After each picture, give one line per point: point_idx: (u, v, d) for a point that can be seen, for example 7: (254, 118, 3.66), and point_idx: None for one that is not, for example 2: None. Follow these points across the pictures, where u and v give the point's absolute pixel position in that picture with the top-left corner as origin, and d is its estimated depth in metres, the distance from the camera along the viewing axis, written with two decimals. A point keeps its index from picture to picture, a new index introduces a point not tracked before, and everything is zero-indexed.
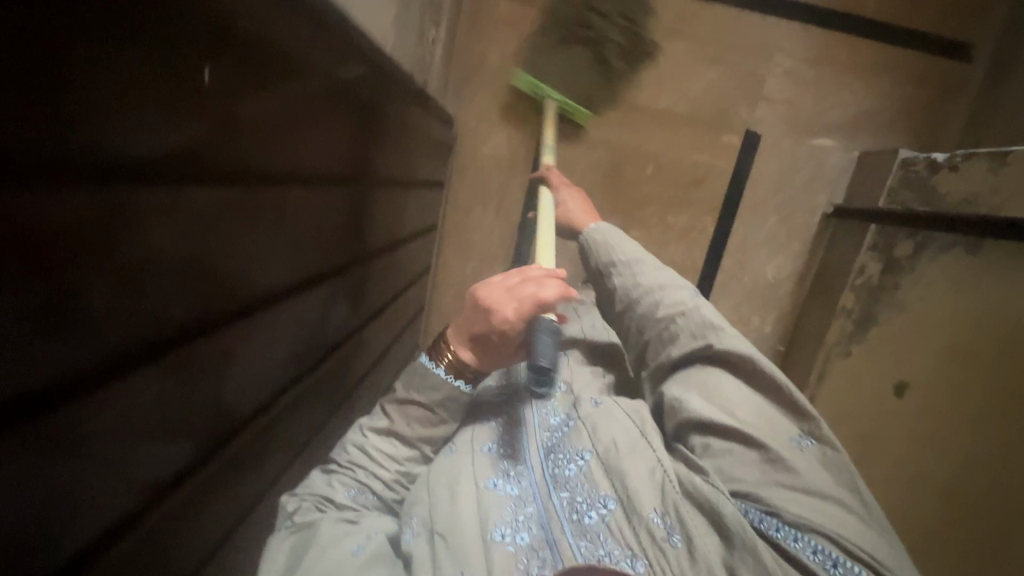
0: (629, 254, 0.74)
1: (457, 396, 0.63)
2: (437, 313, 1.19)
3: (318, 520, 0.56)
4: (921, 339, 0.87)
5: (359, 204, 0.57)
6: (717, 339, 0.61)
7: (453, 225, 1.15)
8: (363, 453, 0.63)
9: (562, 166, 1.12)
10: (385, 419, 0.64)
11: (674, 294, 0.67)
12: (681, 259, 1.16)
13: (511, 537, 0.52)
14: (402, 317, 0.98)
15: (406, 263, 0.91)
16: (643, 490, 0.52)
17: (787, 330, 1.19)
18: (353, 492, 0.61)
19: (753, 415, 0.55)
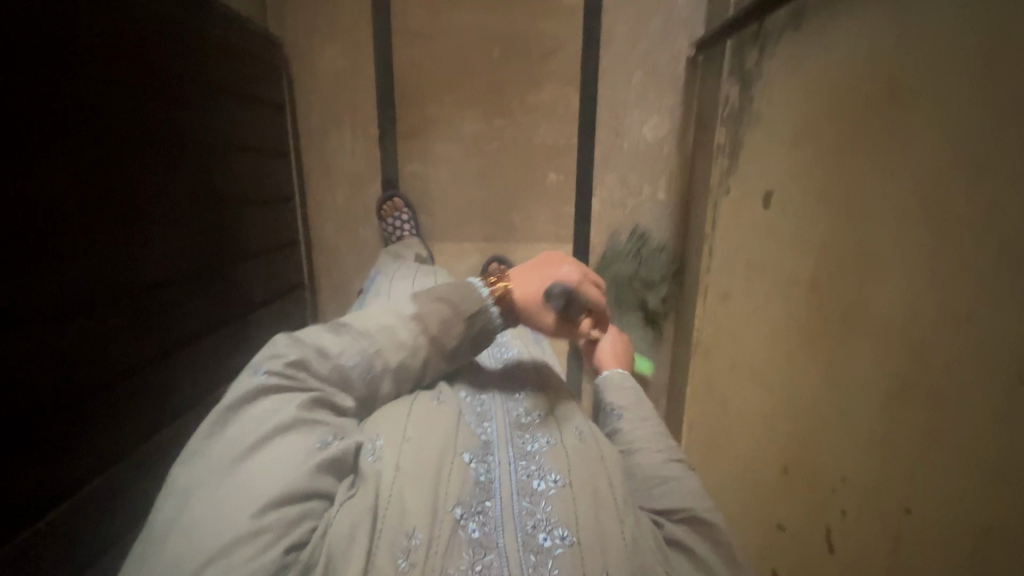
0: (630, 398, 0.67)
1: (489, 322, 0.62)
2: (323, 248, 1.16)
3: (297, 389, 0.53)
4: (776, 141, 0.81)
5: (129, 69, 0.61)
6: (704, 510, 0.54)
7: (316, 154, 1.11)
8: (386, 327, 0.60)
9: (408, 68, 1.08)
10: (415, 307, 0.61)
11: (662, 458, 0.59)
12: (553, 138, 1.11)
13: (466, 520, 0.49)
14: (263, 240, 0.96)
15: (256, 177, 0.93)
16: (609, 543, 0.49)
17: (682, 192, 1.14)
18: (355, 359, 0.58)
19: (723, 565, 0.51)
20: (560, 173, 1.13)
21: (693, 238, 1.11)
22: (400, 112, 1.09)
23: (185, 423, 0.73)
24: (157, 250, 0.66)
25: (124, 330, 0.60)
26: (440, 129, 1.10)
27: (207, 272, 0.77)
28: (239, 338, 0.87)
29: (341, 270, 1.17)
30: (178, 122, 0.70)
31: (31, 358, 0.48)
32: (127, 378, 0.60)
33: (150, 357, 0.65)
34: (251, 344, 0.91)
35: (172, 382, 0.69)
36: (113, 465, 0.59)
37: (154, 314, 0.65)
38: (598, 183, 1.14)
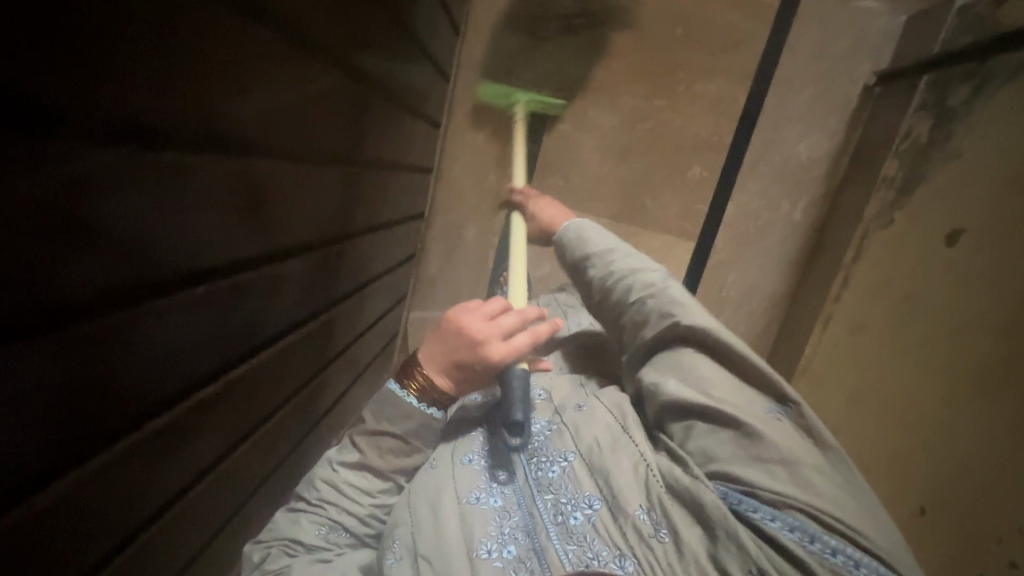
0: (598, 245, 0.75)
1: (433, 423, 0.65)
2: (446, 186, 1.13)
3: (290, 565, 0.60)
4: (975, 180, 0.80)
5: None
6: (681, 312, 0.63)
7: (468, 88, 1.09)
8: (332, 487, 0.64)
9: (586, 26, 1.06)
10: (358, 455, 0.65)
11: (642, 275, 0.69)
12: (706, 133, 1.10)
13: (498, 552, 0.56)
14: (405, 155, 0.93)
15: (413, 86, 0.87)
16: (629, 489, 0.56)
17: (818, 218, 1.12)
18: (322, 531, 0.63)
19: (728, 392, 0.57)
20: (703, 169, 1.11)
21: (820, 265, 1.09)
22: (564, 68, 1.07)
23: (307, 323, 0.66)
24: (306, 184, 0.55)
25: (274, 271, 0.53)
26: (599, 95, 1.08)
27: (351, 172, 0.67)
28: (370, 245, 0.86)
29: (458, 213, 1.14)
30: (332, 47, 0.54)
31: (185, 320, 0.40)
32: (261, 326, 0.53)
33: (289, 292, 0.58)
34: (377, 256, 0.91)
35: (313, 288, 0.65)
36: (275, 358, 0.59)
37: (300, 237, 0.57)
38: (738, 188, 1.12)
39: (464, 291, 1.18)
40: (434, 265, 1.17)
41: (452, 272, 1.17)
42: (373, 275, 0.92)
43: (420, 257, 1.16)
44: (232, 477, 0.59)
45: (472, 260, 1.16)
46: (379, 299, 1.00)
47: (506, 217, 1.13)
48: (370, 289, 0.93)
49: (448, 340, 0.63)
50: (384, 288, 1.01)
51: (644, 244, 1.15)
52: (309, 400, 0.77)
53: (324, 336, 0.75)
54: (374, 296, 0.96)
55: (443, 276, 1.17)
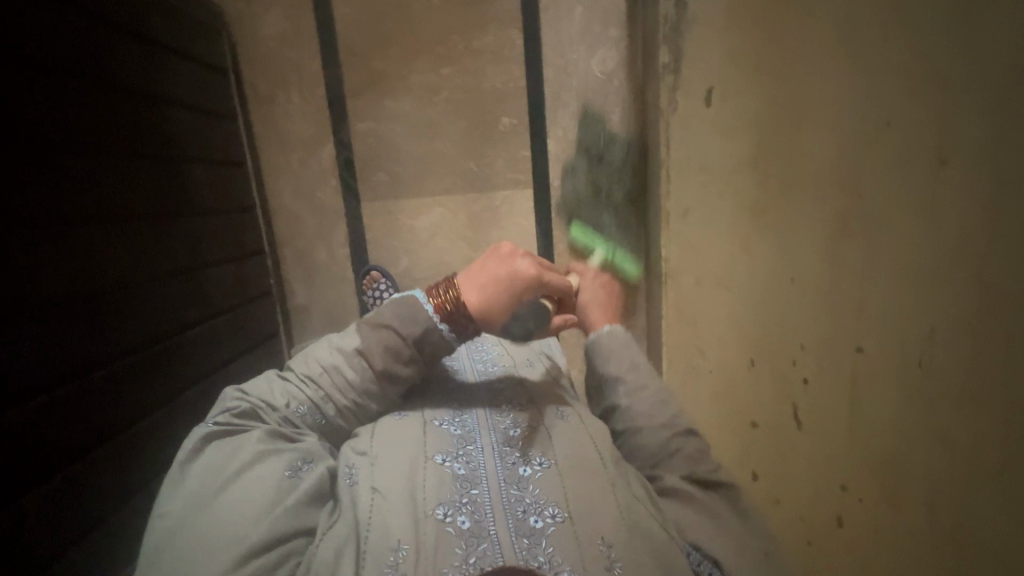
0: (635, 380, 0.75)
1: (440, 340, 0.68)
2: (283, 216, 1.15)
3: (252, 431, 0.61)
4: (712, 37, 0.81)
5: (137, 105, 0.78)
6: (705, 469, 0.67)
7: (266, 119, 1.11)
8: (330, 367, 0.67)
9: (351, 24, 1.09)
10: (356, 341, 0.67)
11: (669, 445, 0.69)
12: (502, 83, 1.11)
13: (452, 517, 0.55)
14: (218, 198, 0.98)
15: (201, 137, 0.94)
16: (598, 515, 0.58)
17: (637, 126, 1.13)
18: (300, 407, 0.66)
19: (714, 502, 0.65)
20: (512, 119, 1.13)
21: (652, 169, 1.10)
22: (346, 71, 1.10)
23: (186, 351, 0.86)
24: (47, 262, 0.61)
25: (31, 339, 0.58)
26: (388, 82, 1.10)
27: (149, 233, 0.78)
28: (206, 291, 0.92)
29: (304, 238, 1.16)
30: (37, 157, 0.61)
31: (39, 340, 0.59)
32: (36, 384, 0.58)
33: (71, 347, 0.63)
34: (221, 301, 0.96)
35: (114, 339, 0.70)
36: (78, 414, 0.64)
37: (59, 300, 0.62)
38: (552, 124, 1.13)
39: (337, 310, 1.19)
40: (302, 294, 1.18)
41: (320, 296, 1.19)
42: (223, 313, 0.97)
43: (283, 291, 1.18)
44: (80, 489, 0.64)
45: (334, 278, 1.18)
46: (242, 332, 1.03)
47: (348, 227, 1.15)
48: (226, 325, 0.98)
49: (494, 262, 0.71)
50: (246, 325, 1.04)
51: (486, 206, 1.16)
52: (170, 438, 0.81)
53: (164, 378, 0.80)
54: (232, 330, 0.99)
55: (313, 302, 1.19)
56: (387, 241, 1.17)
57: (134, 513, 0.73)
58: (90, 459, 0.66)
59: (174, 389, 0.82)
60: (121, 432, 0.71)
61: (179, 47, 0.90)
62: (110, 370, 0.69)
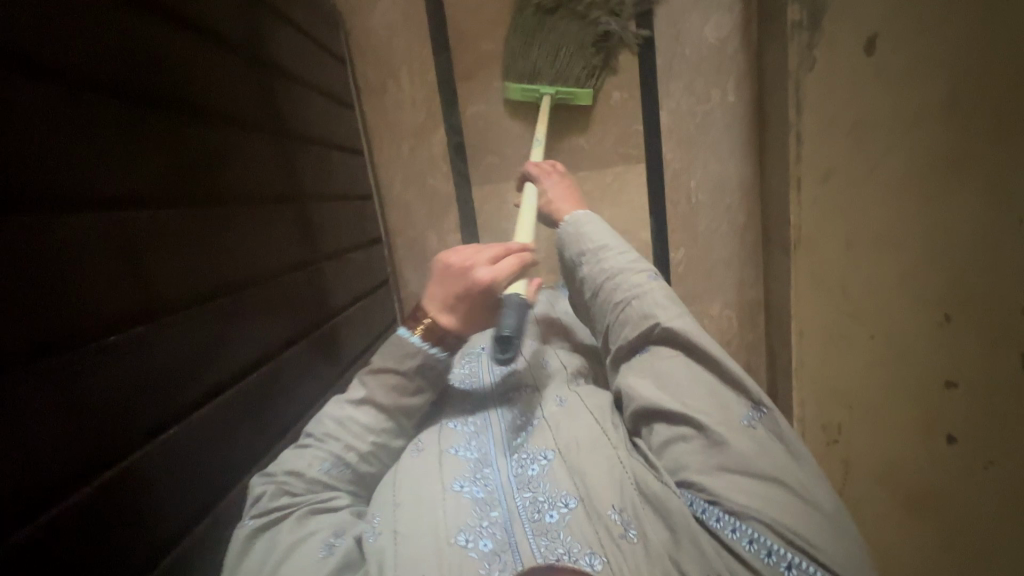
0: (596, 241, 0.74)
1: (434, 361, 0.70)
2: (395, 205, 1.15)
3: (285, 513, 0.58)
4: None
5: (268, 98, 0.78)
6: (667, 316, 0.65)
7: (378, 109, 1.12)
8: (342, 424, 0.66)
9: (460, 7, 1.09)
10: (363, 390, 0.69)
11: (632, 278, 0.69)
12: (613, 58, 1.10)
13: (474, 542, 0.55)
14: (336, 187, 0.97)
15: (303, 117, 0.89)
16: (601, 490, 0.57)
17: (752, 91, 1.10)
18: (325, 467, 0.63)
19: (697, 397, 0.58)
20: (623, 92, 1.11)
21: (773, 134, 1.06)
22: (456, 53, 1.10)
23: (324, 342, 0.84)
24: (164, 244, 0.52)
25: (162, 337, 0.51)
26: (499, 63, 1.10)
27: (284, 223, 0.77)
28: (333, 281, 0.90)
29: (416, 226, 1.16)
30: (196, 148, 0.59)
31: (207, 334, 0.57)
32: (202, 372, 0.56)
33: (196, 344, 0.55)
34: (336, 297, 0.91)
35: (252, 328, 0.66)
36: (239, 413, 0.62)
37: (180, 295, 0.54)
38: (663, 95, 1.11)
39: None
40: (415, 283, 1.19)
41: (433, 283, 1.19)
42: (339, 310, 0.91)
43: (397, 281, 1.18)
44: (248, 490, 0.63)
45: None
46: (359, 334, 0.98)
47: (459, 211, 1.15)
48: (343, 324, 0.92)
49: (454, 283, 0.69)
50: (360, 325, 1.00)
51: (597, 183, 1.15)
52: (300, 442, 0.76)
53: (291, 378, 0.74)
54: (354, 329, 0.96)
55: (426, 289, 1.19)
56: (498, 224, 1.16)
57: None
58: (251, 460, 0.64)
59: (301, 389, 0.77)
60: (248, 443, 0.64)
61: (298, 43, 0.90)
62: (234, 377, 0.62)
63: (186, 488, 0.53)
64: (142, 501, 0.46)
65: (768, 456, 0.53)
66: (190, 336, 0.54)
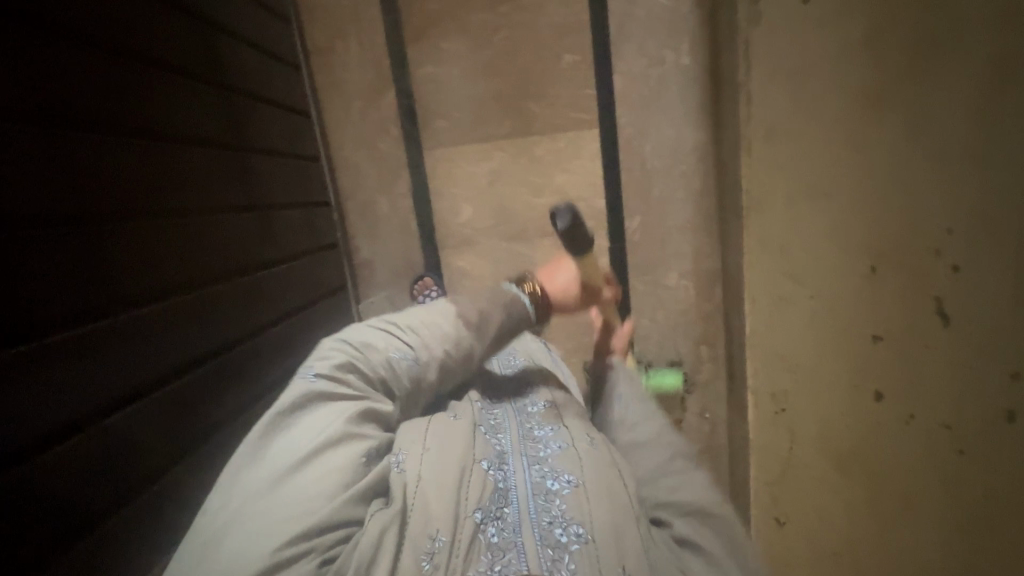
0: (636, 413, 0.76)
1: (522, 314, 0.78)
2: (344, 169, 1.14)
3: (342, 395, 0.61)
4: None
5: (209, 49, 0.80)
6: (710, 504, 0.61)
7: (325, 70, 1.11)
8: (431, 326, 0.71)
9: None
10: (452, 305, 0.74)
11: (648, 437, 0.72)
12: (563, 18, 1.08)
13: (485, 525, 0.55)
14: (281, 145, 0.98)
15: (253, 72, 0.91)
16: (619, 537, 0.54)
17: (706, 53, 1.07)
18: (396, 355, 0.68)
19: (719, 540, 0.58)
20: (575, 54, 1.09)
21: (726, 97, 1.04)
22: (404, 13, 1.09)
23: (257, 297, 0.84)
24: (84, 150, 0.56)
25: (73, 233, 0.54)
26: (447, 23, 1.08)
27: (214, 170, 0.78)
28: (274, 237, 0.91)
29: (366, 191, 1.15)
30: (112, 81, 0.61)
31: (115, 257, 0.59)
32: (111, 296, 0.58)
33: (113, 253, 0.58)
34: (282, 245, 0.93)
35: (169, 263, 0.67)
36: (154, 342, 0.63)
37: (96, 204, 0.57)
38: (616, 58, 1.09)
39: (402, 265, 1.18)
40: (366, 249, 1.18)
41: (385, 251, 1.18)
42: (286, 258, 0.94)
43: (347, 247, 1.18)
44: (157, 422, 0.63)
45: (397, 232, 1.17)
46: (298, 295, 0.97)
47: (410, 176, 1.14)
48: (288, 274, 0.94)
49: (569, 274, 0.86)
50: (307, 281, 1.01)
51: (550, 150, 1.13)
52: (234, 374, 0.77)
53: (229, 309, 0.77)
54: (295, 290, 0.96)
55: (378, 257, 1.18)
56: (449, 189, 1.15)
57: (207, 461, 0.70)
58: (165, 392, 0.64)
59: (241, 323, 0.80)
60: (179, 360, 0.67)
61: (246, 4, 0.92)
62: (160, 295, 0.65)
63: (109, 385, 0.56)
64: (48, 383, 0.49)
65: None
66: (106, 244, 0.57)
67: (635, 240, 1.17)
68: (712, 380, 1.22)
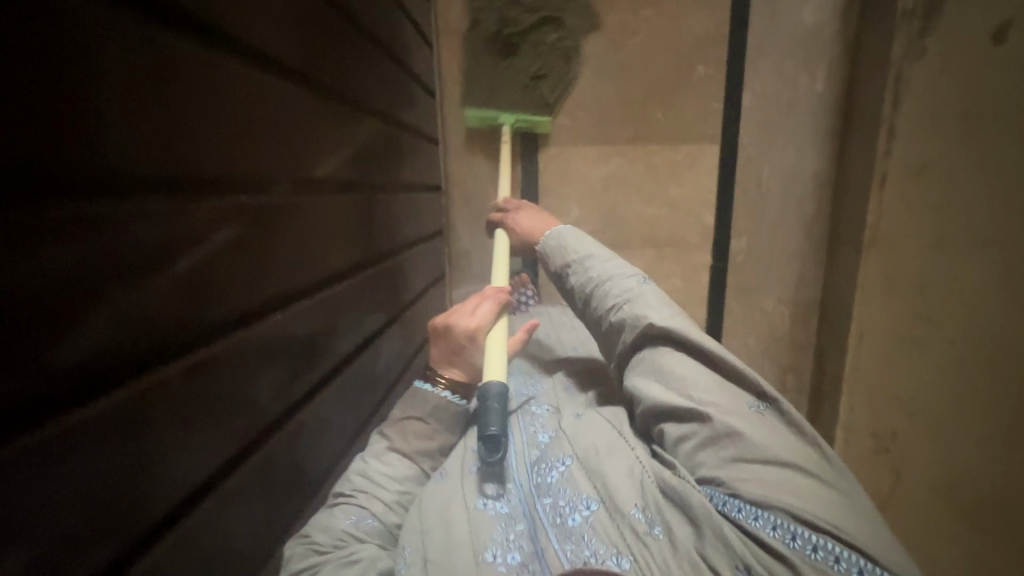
0: (579, 251, 0.75)
1: (455, 408, 0.68)
2: (456, 155, 1.13)
3: (317, 571, 0.49)
4: None
5: None
6: (655, 314, 0.64)
7: (453, 53, 1.09)
8: (365, 470, 0.61)
9: None
10: (384, 439, 0.65)
11: (619, 282, 0.70)
12: (703, 29, 1.06)
13: (502, 556, 0.51)
14: (400, 112, 0.88)
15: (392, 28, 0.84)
16: (622, 487, 0.53)
17: (844, 83, 1.06)
18: (354, 519, 0.56)
19: (709, 391, 0.56)
20: (710, 67, 1.07)
21: (860, 128, 1.02)
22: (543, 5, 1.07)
23: (379, 282, 0.76)
24: (248, 92, 0.45)
25: (235, 260, 0.43)
26: (584, 20, 1.07)
27: (350, 133, 0.67)
28: (390, 217, 0.82)
29: (475, 179, 1.14)
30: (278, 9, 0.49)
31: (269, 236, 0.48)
32: (265, 285, 0.47)
33: (258, 294, 0.46)
34: (394, 238, 0.83)
35: (312, 243, 0.56)
36: (298, 343, 0.52)
37: (255, 166, 0.46)
38: (750, 76, 1.07)
39: None
40: (466, 239, 1.16)
41: (484, 243, 1.16)
42: (397, 254, 0.85)
43: (447, 234, 1.16)
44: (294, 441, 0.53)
45: None
46: (421, 273, 0.98)
47: (523, 170, 1.12)
48: (400, 271, 0.86)
49: (443, 345, 0.72)
50: (415, 276, 0.95)
51: (667, 160, 1.11)
52: (354, 393, 0.68)
53: (354, 321, 0.66)
54: (415, 270, 0.95)
55: (477, 249, 1.16)
56: (560, 188, 1.13)
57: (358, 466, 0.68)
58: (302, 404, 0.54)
59: (364, 334, 0.69)
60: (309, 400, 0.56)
61: None
62: (320, 294, 0.57)
63: (248, 437, 0.45)
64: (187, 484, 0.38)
65: (808, 462, 0.50)
66: (253, 284, 0.45)
67: (738, 261, 1.16)
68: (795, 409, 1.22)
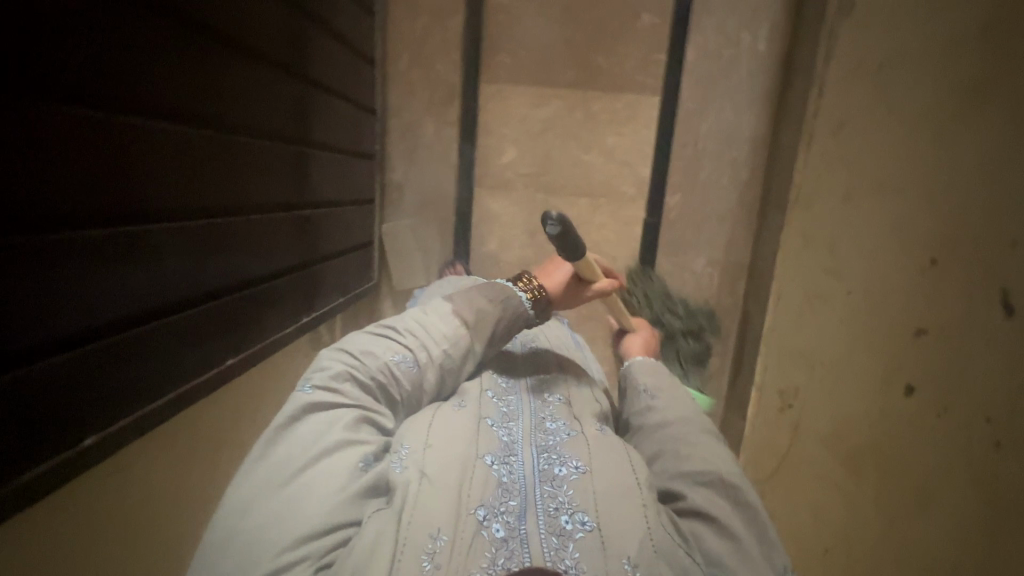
0: (672, 389, 0.69)
1: (521, 311, 0.67)
2: (396, 84, 1.12)
3: (347, 400, 0.55)
4: None
5: None
6: (735, 478, 0.54)
7: None
8: (426, 325, 0.64)
9: None
10: (451, 303, 0.66)
11: (699, 434, 0.61)
12: None
13: (489, 522, 0.47)
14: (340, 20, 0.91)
15: None
16: (625, 530, 0.47)
17: (784, 44, 1.06)
18: (398, 359, 0.60)
19: (741, 533, 0.50)
20: (654, 16, 1.07)
21: (794, 90, 1.03)
22: None
23: (289, 162, 0.77)
24: None
25: (121, 61, 0.46)
26: None
27: (278, 10, 0.70)
28: (314, 110, 0.84)
29: (414, 110, 1.12)
30: None
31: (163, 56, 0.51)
32: (155, 99, 0.50)
33: (138, 96, 0.48)
34: (309, 130, 0.82)
35: (213, 86, 0.58)
36: (186, 169, 0.55)
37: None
38: (693, 30, 1.07)
39: (433, 195, 1.15)
40: (400, 171, 1.15)
41: (418, 176, 1.14)
42: (312, 146, 0.84)
43: (382, 164, 1.14)
44: (176, 262, 0.55)
45: (435, 159, 1.14)
46: (336, 184, 0.95)
47: (461, 105, 1.11)
48: (316, 165, 0.85)
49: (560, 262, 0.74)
50: (328, 180, 0.91)
51: (605, 109, 1.11)
52: (242, 251, 0.67)
53: (246, 182, 0.66)
54: (334, 177, 0.93)
55: (410, 182, 1.15)
56: (497, 127, 1.12)
57: (223, 326, 0.65)
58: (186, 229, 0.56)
59: (260, 200, 0.70)
60: (192, 229, 0.57)
61: None
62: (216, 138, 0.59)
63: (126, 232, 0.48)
64: (14, 236, 0.38)
65: None
66: (132, 93, 0.47)
67: (671, 219, 1.16)
68: (717, 374, 1.21)
